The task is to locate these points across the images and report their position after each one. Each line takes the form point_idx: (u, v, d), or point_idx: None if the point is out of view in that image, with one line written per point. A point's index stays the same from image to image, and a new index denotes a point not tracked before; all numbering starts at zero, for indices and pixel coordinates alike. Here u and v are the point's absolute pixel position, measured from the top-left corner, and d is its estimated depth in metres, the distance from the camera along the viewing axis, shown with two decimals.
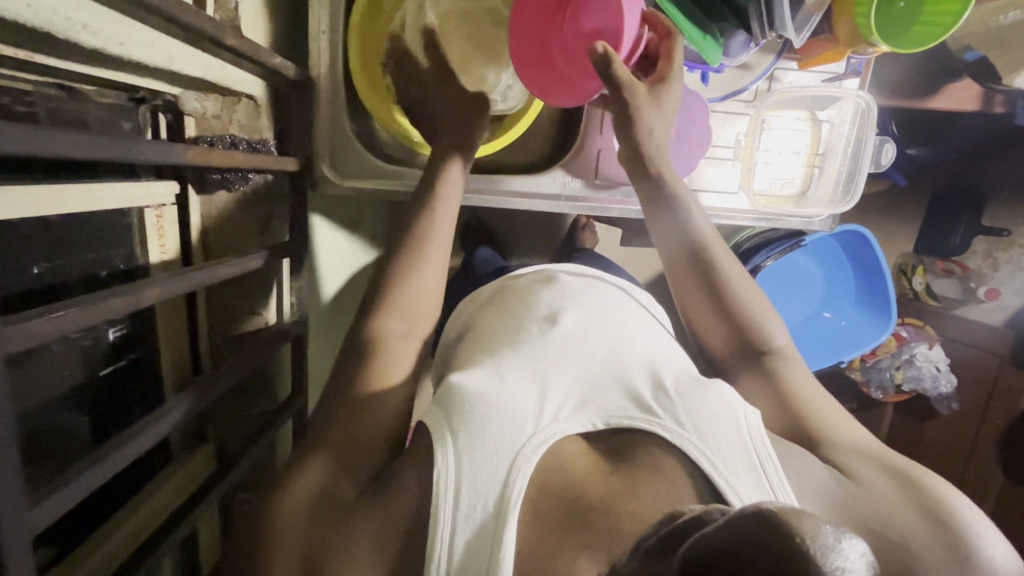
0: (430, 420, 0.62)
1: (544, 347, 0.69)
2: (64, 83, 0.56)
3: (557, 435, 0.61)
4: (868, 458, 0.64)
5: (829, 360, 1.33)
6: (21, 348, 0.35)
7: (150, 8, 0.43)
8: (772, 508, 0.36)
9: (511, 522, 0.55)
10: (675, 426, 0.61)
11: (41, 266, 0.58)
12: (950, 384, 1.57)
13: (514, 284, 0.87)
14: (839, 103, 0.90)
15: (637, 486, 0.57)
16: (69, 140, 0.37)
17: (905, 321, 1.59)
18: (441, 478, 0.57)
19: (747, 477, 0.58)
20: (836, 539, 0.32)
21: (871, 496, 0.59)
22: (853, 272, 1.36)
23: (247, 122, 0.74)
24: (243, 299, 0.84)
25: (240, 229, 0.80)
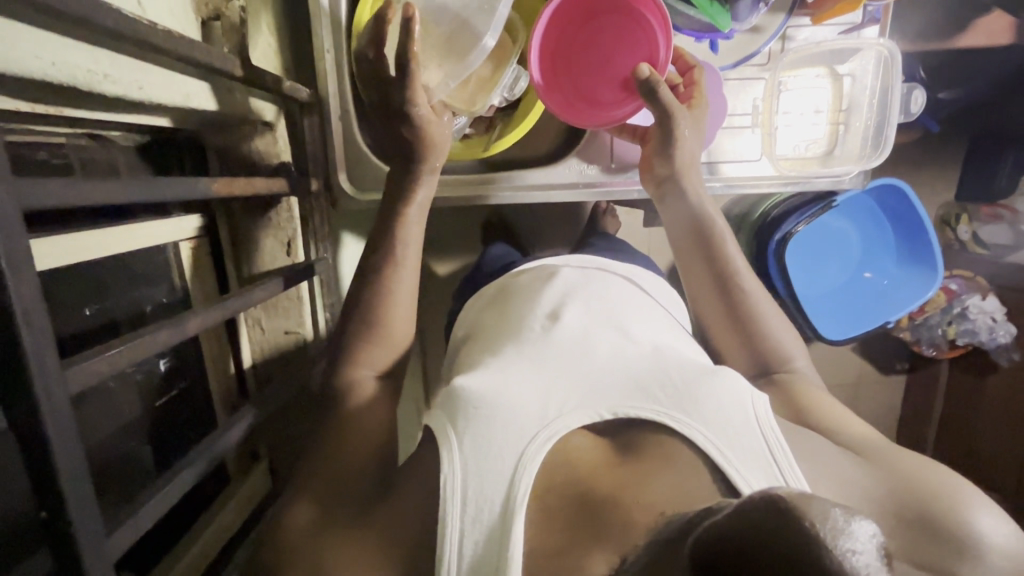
0: (436, 422, 0.64)
1: (546, 347, 0.70)
2: (92, 133, 0.59)
3: (562, 430, 0.61)
4: (874, 448, 0.65)
5: (870, 323, 1.29)
6: (85, 386, 0.37)
7: (163, 48, 0.45)
8: (782, 494, 0.36)
9: (517, 521, 0.55)
10: (682, 416, 0.60)
11: (91, 308, 0.61)
12: (1009, 335, 1.49)
13: (515, 282, 0.88)
14: (860, 55, 0.86)
15: (649, 477, 0.57)
16: (94, 185, 0.38)
17: (953, 273, 1.54)
18: (447, 478, 0.58)
19: (757, 463, 0.57)
20: (846, 522, 0.33)
21: (880, 479, 0.60)
22: (891, 228, 1.31)
23: (265, 148, 0.76)
24: (278, 319, 0.86)
25: (267, 253, 0.82)
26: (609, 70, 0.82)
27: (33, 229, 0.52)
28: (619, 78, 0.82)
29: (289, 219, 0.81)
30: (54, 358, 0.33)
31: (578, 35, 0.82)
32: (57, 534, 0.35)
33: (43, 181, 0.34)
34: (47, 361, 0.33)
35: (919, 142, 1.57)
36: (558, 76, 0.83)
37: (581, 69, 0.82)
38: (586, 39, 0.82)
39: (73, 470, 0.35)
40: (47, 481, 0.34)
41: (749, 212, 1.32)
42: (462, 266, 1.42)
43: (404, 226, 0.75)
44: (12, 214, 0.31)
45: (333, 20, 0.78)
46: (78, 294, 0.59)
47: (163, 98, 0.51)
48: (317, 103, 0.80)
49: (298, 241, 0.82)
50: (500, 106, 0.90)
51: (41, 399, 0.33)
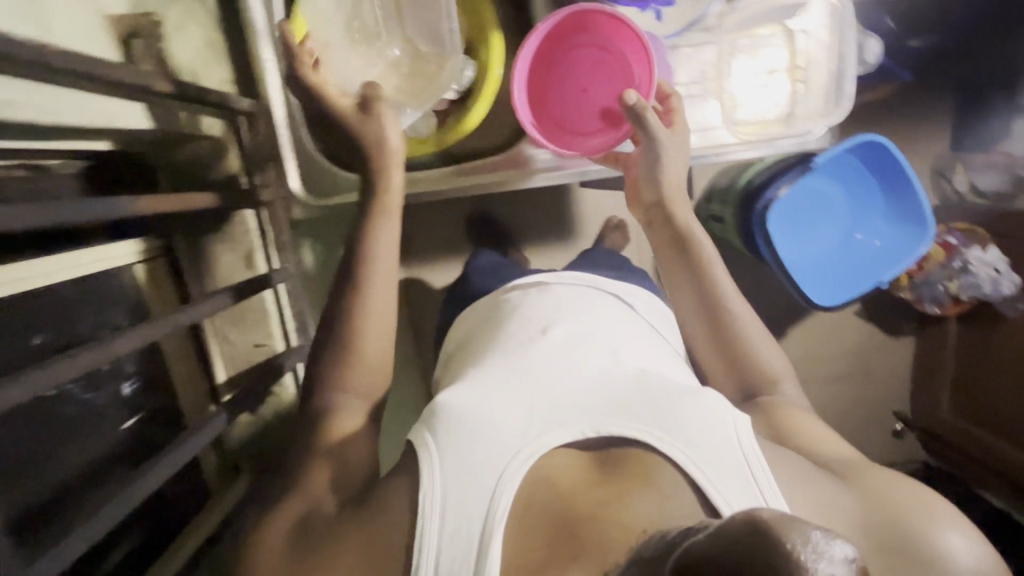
0: (416, 437, 0.71)
1: (531, 367, 0.77)
2: (25, 163, 0.69)
3: (541, 449, 0.67)
4: (853, 466, 0.73)
5: (866, 285, 1.24)
6: (28, 396, 0.48)
7: (78, 71, 0.49)
8: (766, 518, 0.42)
9: (495, 539, 0.61)
10: (664, 435, 0.67)
11: (39, 335, 0.75)
12: (1014, 284, 1.40)
13: (508, 299, 0.95)
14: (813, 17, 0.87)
15: (626, 494, 0.63)
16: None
17: (951, 227, 1.52)
18: (427, 492, 0.65)
19: (735, 482, 0.65)
20: (824, 543, 0.39)
21: (855, 503, 0.67)
22: (877, 184, 1.27)
23: (201, 151, 0.85)
24: (235, 331, 1.01)
25: (233, 266, 0.94)
26: (591, 99, 0.89)
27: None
28: (597, 107, 0.89)
29: (246, 232, 0.94)
30: None
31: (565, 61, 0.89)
32: None
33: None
34: None
35: (903, 95, 1.55)
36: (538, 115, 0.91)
37: (564, 103, 0.90)
38: (566, 77, 0.90)
39: None
40: None
41: (733, 184, 1.30)
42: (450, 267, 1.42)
43: (379, 226, 0.78)
44: None
45: (273, 42, 0.85)
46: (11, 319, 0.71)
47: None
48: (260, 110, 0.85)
49: (257, 251, 0.95)
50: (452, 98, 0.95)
51: None
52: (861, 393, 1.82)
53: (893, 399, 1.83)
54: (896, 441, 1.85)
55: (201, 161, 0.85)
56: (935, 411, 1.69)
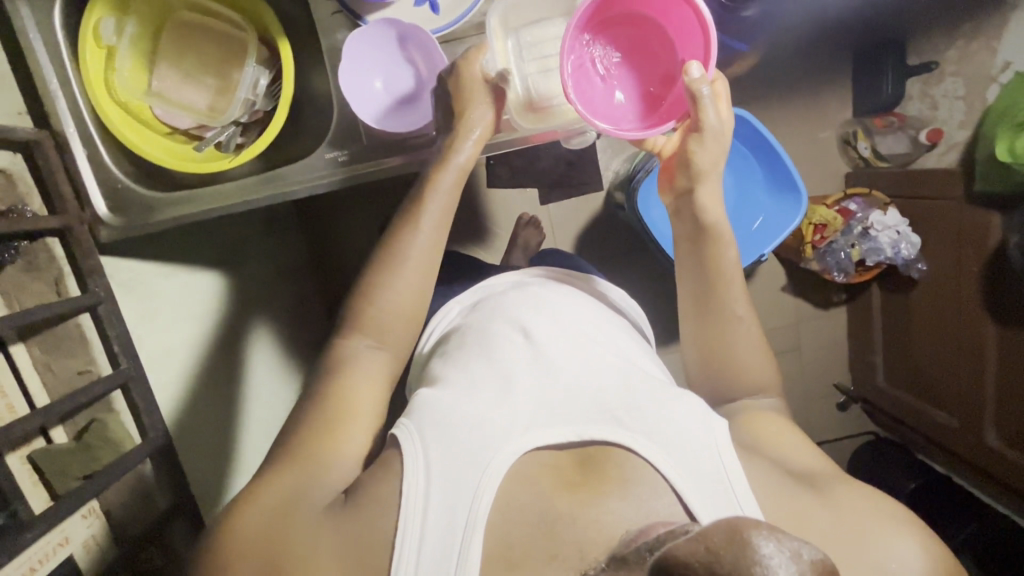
0: (405, 431, 0.65)
1: (518, 357, 0.71)
2: None
3: (521, 449, 0.61)
4: (820, 477, 0.66)
5: (750, 257, 1.24)
6: None
7: None
8: (737, 518, 0.38)
9: (477, 541, 0.55)
10: (645, 439, 0.61)
11: None
12: (912, 247, 1.45)
13: (488, 294, 0.88)
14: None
15: (603, 495, 0.57)
16: None
17: (852, 193, 1.52)
18: (412, 486, 0.59)
19: (711, 482, 0.59)
20: (769, 547, 0.35)
21: (845, 513, 0.61)
22: (756, 161, 1.26)
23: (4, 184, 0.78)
24: (69, 360, 0.82)
25: (40, 294, 0.80)
26: (648, 65, 0.80)
27: None
28: (642, 92, 0.81)
29: (54, 260, 0.81)
30: None
31: (621, 29, 0.79)
32: None
33: None
34: None
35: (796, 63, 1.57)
36: (643, 76, 0.80)
37: (638, 64, 0.80)
38: (626, 28, 0.79)
39: None
40: None
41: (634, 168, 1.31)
42: None
43: (426, 211, 0.76)
44: None
45: (68, 75, 0.82)
46: None
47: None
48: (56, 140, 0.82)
49: (70, 279, 0.82)
50: (248, 119, 0.90)
51: None
52: (805, 368, 1.80)
53: (831, 371, 1.81)
54: (839, 413, 1.84)
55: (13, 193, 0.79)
56: (872, 378, 1.72)
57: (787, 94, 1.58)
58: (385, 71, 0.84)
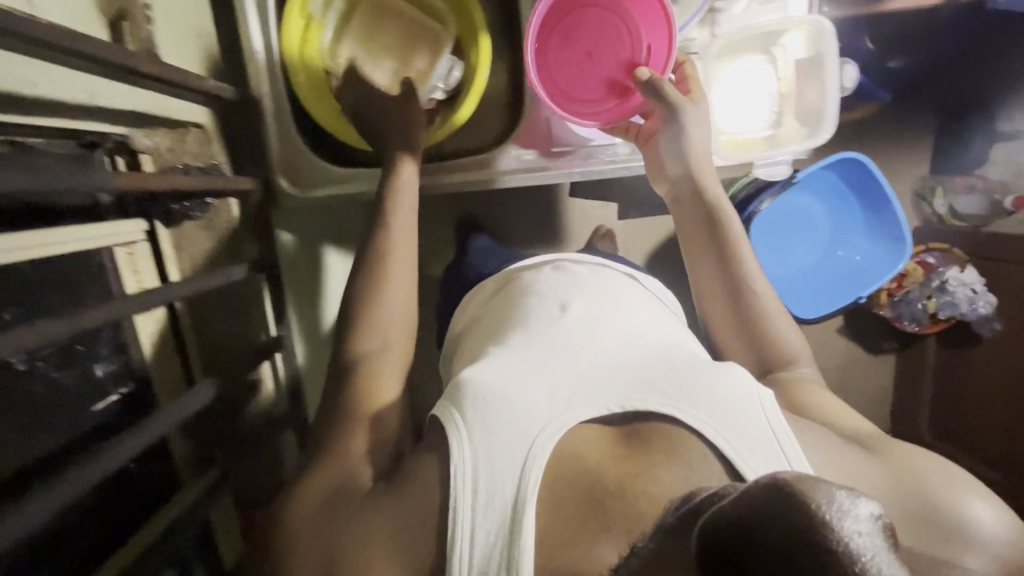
0: (441, 413, 0.66)
1: (552, 334, 0.74)
2: (13, 139, 0.57)
3: (566, 424, 0.63)
4: (872, 437, 0.66)
5: (843, 300, 1.27)
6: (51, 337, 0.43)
7: (72, 53, 0.45)
8: (786, 478, 0.35)
9: (528, 512, 0.57)
10: (688, 407, 0.63)
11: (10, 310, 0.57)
12: (988, 306, 1.41)
13: (521, 277, 0.92)
14: (789, 31, 0.77)
15: (652, 469, 0.58)
16: None
17: (930, 246, 1.51)
18: (457, 472, 0.60)
19: (761, 448, 0.60)
20: (849, 502, 0.32)
21: (896, 480, 0.59)
22: (857, 203, 1.28)
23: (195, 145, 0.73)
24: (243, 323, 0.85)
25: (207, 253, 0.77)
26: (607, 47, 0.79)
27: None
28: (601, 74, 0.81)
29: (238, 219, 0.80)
30: None
31: (576, 18, 0.80)
32: None
33: None
34: None
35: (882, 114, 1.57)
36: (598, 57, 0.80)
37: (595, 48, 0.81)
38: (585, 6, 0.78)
39: None
40: None
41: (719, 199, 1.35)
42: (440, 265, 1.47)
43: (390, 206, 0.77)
44: None
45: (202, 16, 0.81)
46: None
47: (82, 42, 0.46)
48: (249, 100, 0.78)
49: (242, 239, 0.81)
50: None
51: None
52: None
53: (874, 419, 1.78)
54: None
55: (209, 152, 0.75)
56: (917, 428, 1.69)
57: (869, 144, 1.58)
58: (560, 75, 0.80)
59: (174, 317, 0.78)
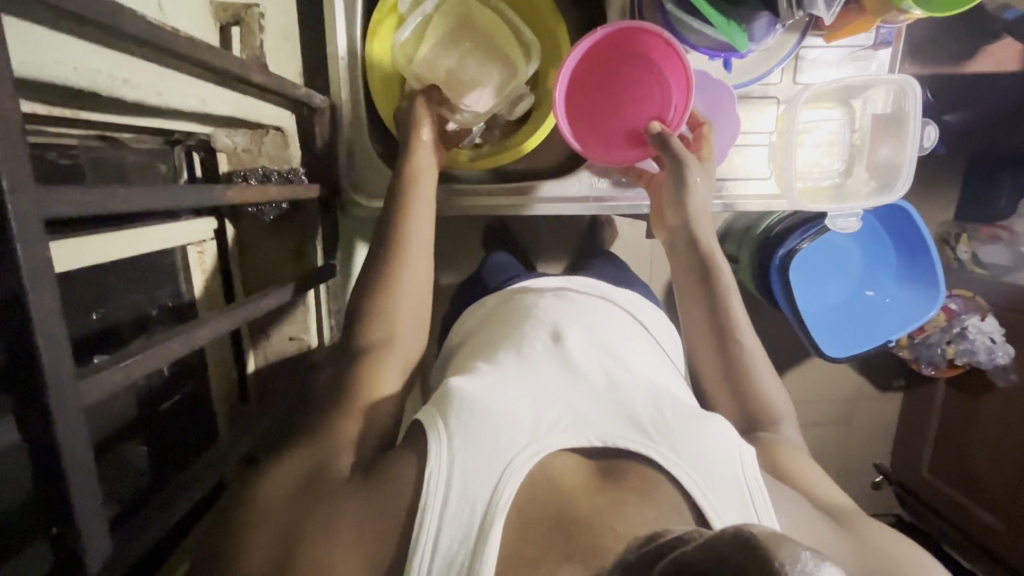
0: (426, 418, 0.57)
1: (546, 362, 0.64)
2: (105, 134, 0.55)
3: (549, 447, 0.55)
4: (843, 512, 0.60)
5: (874, 341, 1.26)
6: (158, 367, 0.40)
7: (183, 56, 0.43)
8: (756, 530, 0.32)
9: (494, 532, 0.49)
10: (668, 450, 0.54)
11: (97, 312, 0.57)
12: (1006, 355, 1.35)
13: (520, 296, 0.80)
14: (874, 89, 0.78)
15: (623, 506, 0.51)
16: (55, 193, 0.30)
17: (953, 292, 1.44)
18: (432, 480, 0.52)
19: (733, 497, 0.53)
20: (816, 565, 0.29)
21: (861, 549, 0.55)
22: (894, 248, 1.29)
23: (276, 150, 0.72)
24: (283, 325, 0.81)
25: (277, 258, 0.77)
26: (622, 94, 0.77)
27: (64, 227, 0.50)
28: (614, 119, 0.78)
29: (299, 223, 0.77)
30: (70, 366, 0.30)
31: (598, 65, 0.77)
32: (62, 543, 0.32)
33: (60, 187, 0.30)
34: (63, 364, 0.30)
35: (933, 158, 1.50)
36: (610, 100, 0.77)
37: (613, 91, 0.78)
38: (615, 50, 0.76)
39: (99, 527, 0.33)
40: (52, 478, 0.30)
41: (751, 228, 1.28)
42: (459, 271, 1.32)
43: (412, 211, 0.69)
44: (32, 221, 0.28)
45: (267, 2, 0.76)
46: (84, 298, 0.56)
47: (217, 58, 0.46)
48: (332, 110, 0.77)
49: (308, 247, 0.78)
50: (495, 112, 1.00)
51: (52, 407, 0.29)
52: (846, 447, 1.75)
53: (873, 454, 1.76)
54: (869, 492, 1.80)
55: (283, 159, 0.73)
56: (915, 467, 1.67)
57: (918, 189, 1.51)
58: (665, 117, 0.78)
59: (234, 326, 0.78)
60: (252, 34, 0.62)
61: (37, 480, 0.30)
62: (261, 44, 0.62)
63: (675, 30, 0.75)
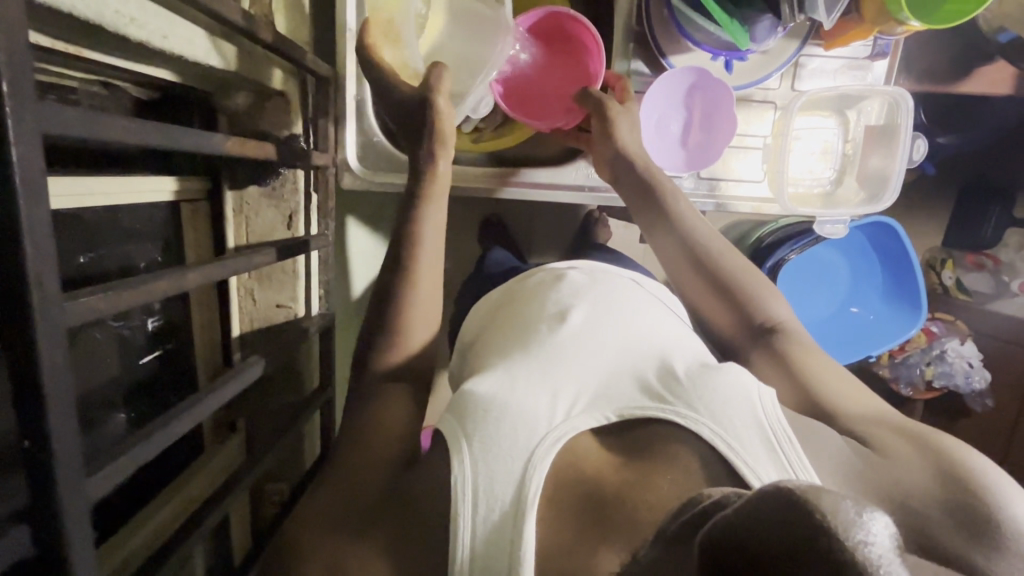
0: (446, 426, 0.58)
1: (555, 348, 0.64)
2: (106, 80, 0.56)
3: (570, 431, 0.56)
4: (873, 428, 0.59)
5: (860, 354, 1.27)
6: (145, 302, 0.40)
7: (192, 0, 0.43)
8: (793, 484, 0.30)
9: (529, 520, 0.50)
10: (686, 410, 0.55)
11: (85, 256, 0.58)
12: (982, 381, 1.39)
13: (526, 284, 0.80)
14: (868, 100, 0.80)
15: (653, 474, 0.52)
16: (54, 110, 0.30)
17: (935, 315, 1.43)
18: (457, 485, 0.53)
19: (760, 447, 0.52)
20: (860, 515, 0.26)
21: (900, 463, 0.54)
22: (881, 265, 1.32)
23: (278, 116, 0.73)
24: (272, 292, 0.81)
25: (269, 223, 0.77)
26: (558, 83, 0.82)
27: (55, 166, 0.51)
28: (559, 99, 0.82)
29: (295, 191, 0.77)
30: (56, 285, 0.30)
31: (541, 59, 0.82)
32: (35, 472, 0.31)
33: (63, 105, 0.31)
34: (47, 281, 0.29)
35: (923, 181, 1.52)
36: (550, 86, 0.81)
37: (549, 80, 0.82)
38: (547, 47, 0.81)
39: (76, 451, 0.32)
40: (30, 400, 0.30)
41: (743, 240, 1.30)
42: (452, 259, 1.32)
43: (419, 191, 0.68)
44: (32, 134, 0.28)
45: None
46: (73, 241, 0.56)
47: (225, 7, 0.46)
48: (336, 80, 0.77)
49: (302, 215, 0.78)
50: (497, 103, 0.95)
51: (36, 323, 0.29)
52: None
53: None
54: None
55: (284, 126, 0.73)
56: None
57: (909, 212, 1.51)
58: (663, 110, 0.80)
59: (222, 287, 0.78)
60: None
61: (13, 401, 0.30)
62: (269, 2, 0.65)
63: (681, 26, 0.76)
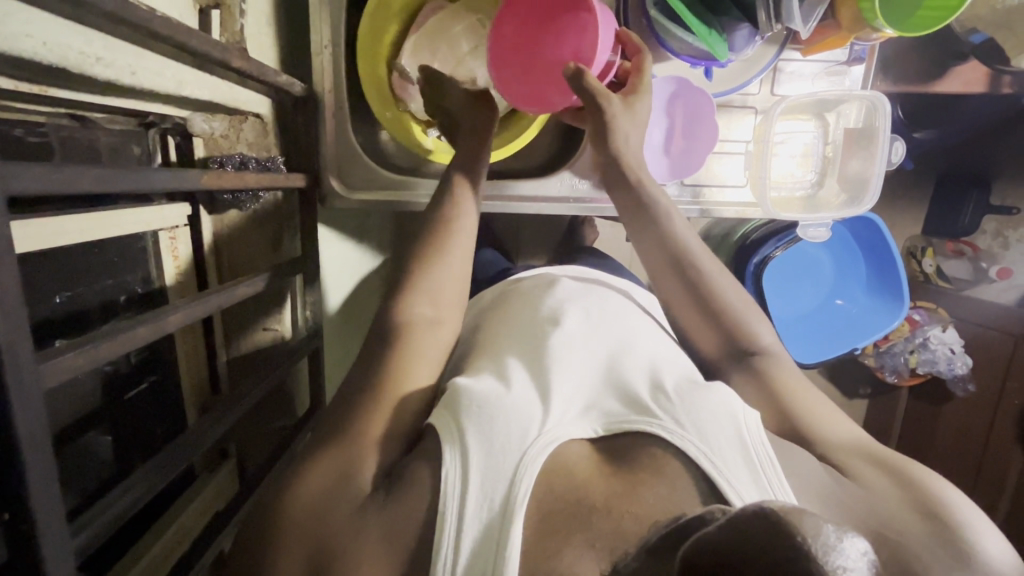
0: (434, 422, 0.56)
1: (549, 354, 0.63)
2: (75, 112, 0.54)
3: (560, 437, 0.54)
4: (852, 455, 0.60)
5: (844, 347, 1.29)
6: (126, 351, 0.39)
7: (160, 37, 0.42)
8: (774, 506, 0.32)
9: (516, 524, 0.48)
10: (675, 426, 0.55)
11: (63, 295, 0.56)
12: (965, 366, 1.41)
13: (516, 287, 0.80)
14: (847, 104, 0.81)
15: (638, 487, 0.51)
16: (17, 170, 0.29)
17: (917, 304, 1.45)
18: (447, 483, 0.50)
19: (746, 470, 0.52)
20: (837, 538, 0.29)
21: (873, 495, 0.55)
22: (864, 260, 1.33)
23: (256, 139, 0.72)
24: (258, 314, 0.81)
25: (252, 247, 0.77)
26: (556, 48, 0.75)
27: (30, 209, 0.50)
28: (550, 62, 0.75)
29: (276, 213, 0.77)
30: (28, 348, 0.30)
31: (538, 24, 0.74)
32: (17, 533, 0.31)
33: (26, 164, 0.30)
34: (19, 345, 0.29)
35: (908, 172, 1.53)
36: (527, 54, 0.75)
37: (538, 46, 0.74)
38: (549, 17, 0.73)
39: (50, 513, 0.32)
40: (8, 467, 0.30)
41: (729, 235, 1.31)
42: None
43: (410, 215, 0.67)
44: None
45: None
46: (47, 281, 0.54)
47: (193, 40, 0.45)
48: (313, 100, 0.76)
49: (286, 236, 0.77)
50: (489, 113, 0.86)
51: (9, 389, 0.29)
52: None
53: None
54: None
55: (263, 147, 0.72)
56: None
57: (889, 203, 1.53)
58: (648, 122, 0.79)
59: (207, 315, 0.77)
60: (233, 18, 0.62)
61: None
62: (241, 29, 0.63)
63: (659, 35, 0.76)
